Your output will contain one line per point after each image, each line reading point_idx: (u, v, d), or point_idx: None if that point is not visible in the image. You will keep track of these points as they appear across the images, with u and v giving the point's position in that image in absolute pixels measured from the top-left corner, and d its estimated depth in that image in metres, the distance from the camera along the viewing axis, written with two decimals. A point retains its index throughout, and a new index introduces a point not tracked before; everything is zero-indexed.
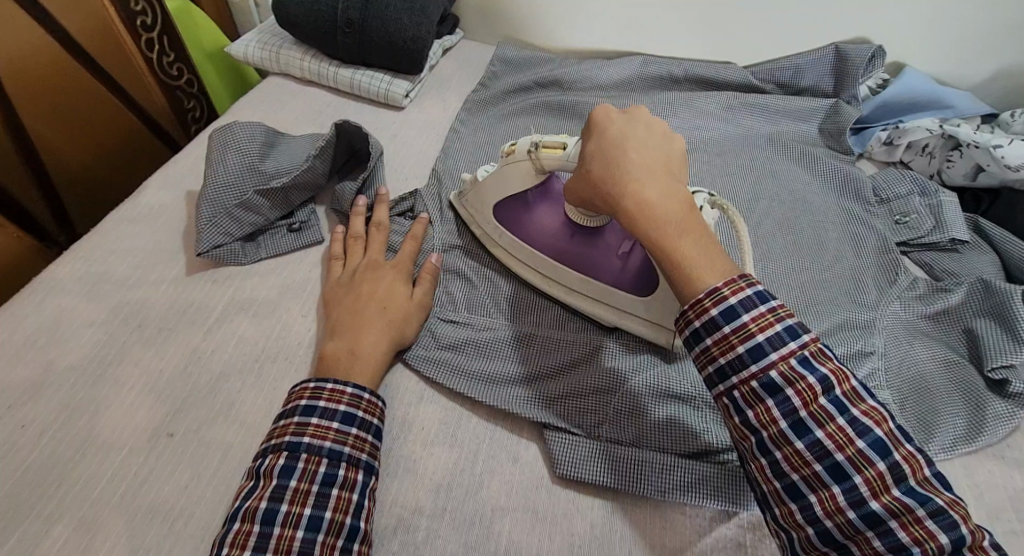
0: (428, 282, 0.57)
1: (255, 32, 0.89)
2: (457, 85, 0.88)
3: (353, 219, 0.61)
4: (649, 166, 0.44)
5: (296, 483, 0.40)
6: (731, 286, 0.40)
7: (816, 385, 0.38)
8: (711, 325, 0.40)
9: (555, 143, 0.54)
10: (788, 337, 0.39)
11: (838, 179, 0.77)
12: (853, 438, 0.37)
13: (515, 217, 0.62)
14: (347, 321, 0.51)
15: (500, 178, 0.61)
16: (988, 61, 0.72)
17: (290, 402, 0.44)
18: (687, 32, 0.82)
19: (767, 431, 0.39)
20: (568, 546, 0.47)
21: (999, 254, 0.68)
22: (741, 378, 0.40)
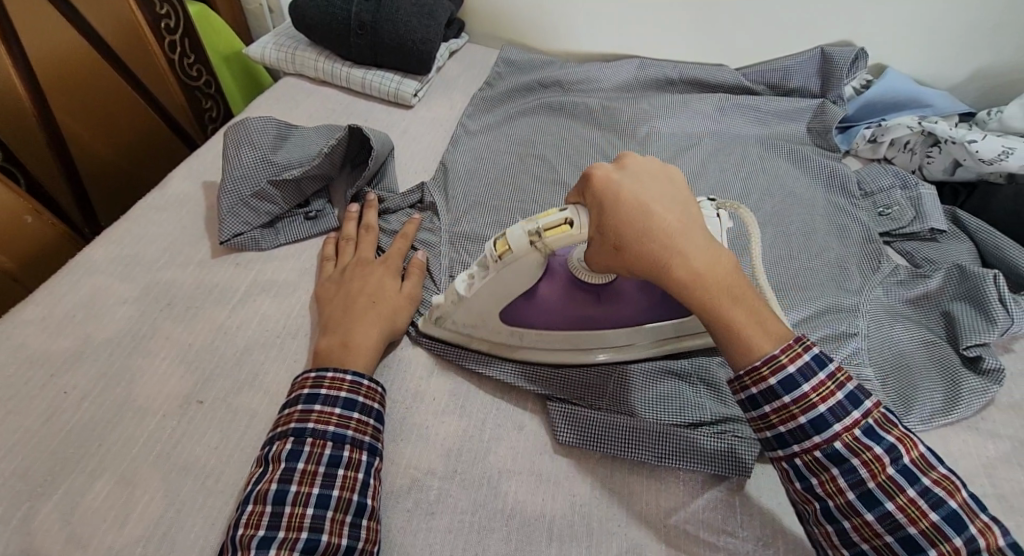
0: (417, 276, 0.61)
1: (271, 34, 0.98)
2: (464, 86, 0.97)
3: (345, 223, 0.66)
4: (681, 231, 0.43)
5: (304, 465, 0.44)
6: (788, 352, 0.41)
7: (884, 455, 0.40)
8: (768, 393, 0.42)
9: (556, 223, 0.46)
10: (850, 404, 0.41)
11: (826, 172, 0.82)
12: (925, 510, 0.39)
13: (526, 315, 0.54)
14: (341, 317, 0.55)
15: (498, 281, 0.51)
16: (955, 69, 0.86)
17: (294, 392, 0.48)
18: (680, 36, 0.95)
19: (834, 500, 0.41)
20: (573, 511, 0.48)
21: (976, 243, 0.70)
22: (803, 447, 0.42)
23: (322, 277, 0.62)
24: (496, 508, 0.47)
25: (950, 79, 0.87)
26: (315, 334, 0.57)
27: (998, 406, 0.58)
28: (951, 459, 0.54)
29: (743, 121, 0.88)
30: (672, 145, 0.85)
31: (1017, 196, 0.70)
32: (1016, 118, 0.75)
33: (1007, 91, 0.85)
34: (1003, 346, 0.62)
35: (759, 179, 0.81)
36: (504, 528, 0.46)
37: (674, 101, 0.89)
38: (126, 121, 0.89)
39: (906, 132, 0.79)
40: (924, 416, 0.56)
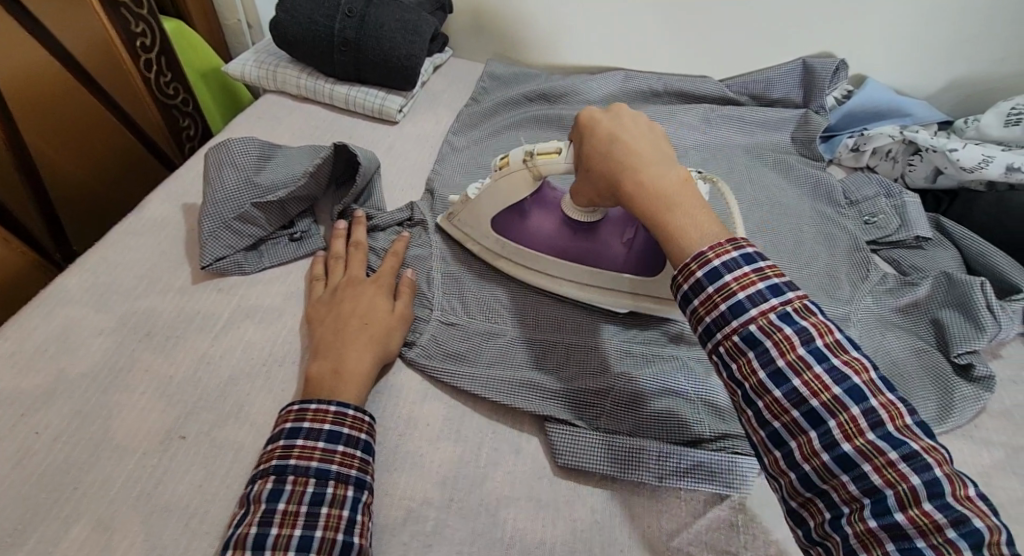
0: (409, 296, 0.60)
1: (251, 51, 0.96)
2: (449, 100, 0.97)
3: (334, 241, 0.64)
4: (638, 152, 0.44)
5: (284, 505, 0.42)
6: (717, 250, 0.38)
7: (795, 336, 0.35)
8: (696, 288, 0.38)
9: (549, 149, 0.55)
10: (770, 293, 0.37)
11: (812, 182, 0.82)
12: (829, 385, 0.34)
13: (514, 228, 0.63)
14: (333, 341, 0.53)
15: (495, 190, 0.61)
16: (933, 79, 0.87)
17: (277, 427, 0.47)
18: (664, 49, 0.96)
19: (748, 383, 0.36)
20: (574, 537, 0.46)
21: (960, 250, 0.71)
22: (723, 333, 0.37)
23: (313, 299, 0.60)
24: (495, 538, 0.46)
25: (928, 88, 0.88)
26: (302, 361, 0.55)
27: (991, 413, 0.57)
28: None
29: (728, 132, 0.89)
30: None
31: (998, 204, 0.70)
32: (993, 127, 0.76)
33: (983, 99, 0.87)
34: (992, 352, 0.62)
35: (747, 189, 0.81)
36: None
37: (660, 113, 0.89)
38: (101, 140, 0.87)
39: (888, 141, 0.80)
40: None
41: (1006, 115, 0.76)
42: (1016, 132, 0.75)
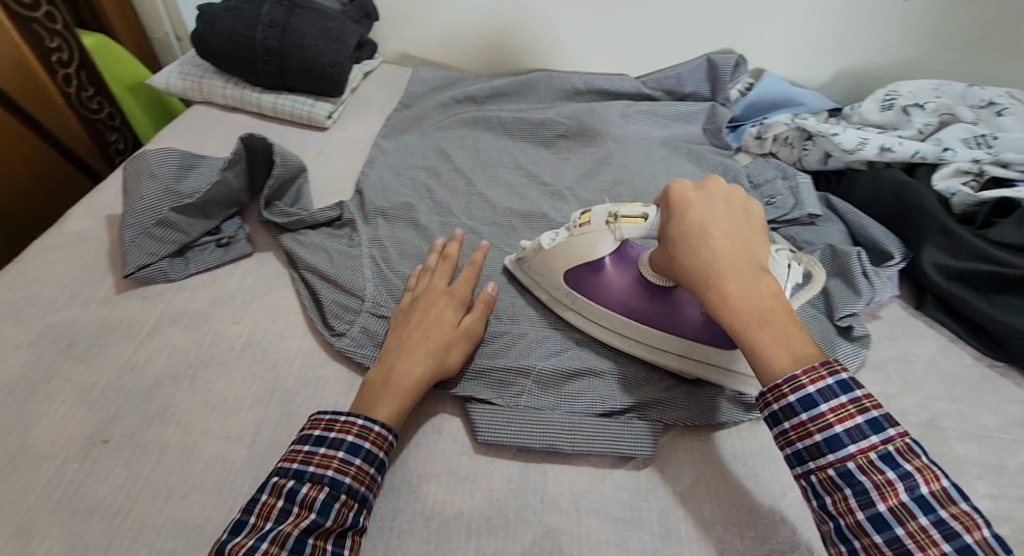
0: (481, 312, 0.60)
1: (176, 63, 0.96)
2: (379, 105, 0.99)
3: (429, 254, 0.66)
4: (729, 261, 0.46)
5: (330, 521, 0.43)
6: (810, 375, 0.42)
7: (897, 480, 0.38)
8: (788, 410, 0.42)
9: (635, 214, 0.54)
10: (870, 429, 0.40)
11: (722, 170, 0.88)
12: (938, 541, 0.36)
13: (585, 284, 0.60)
14: (393, 348, 0.55)
15: (571, 245, 0.59)
16: (824, 70, 0.95)
17: (338, 435, 0.47)
18: (582, 51, 1.02)
19: (844, 519, 0.39)
20: (490, 506, 0.50)
21: (847, 226, 0.77)
22: (818, 464, 0.41)
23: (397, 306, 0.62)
24: (417, 512, 0.49)
25: (820, 77, 0.96)
26: (227, 363, 0.57)
27: (868, 366, 0.63)
28: None
29: (645, 125, 0.94)
30: (581, 154, 0.90)
31: (874, 181, 0.77)
32: (872, 112, 0.83)
33: (870, 84, 0.95)
34: (872, 314, 0.69)
35: (662, 177, 0.86)
36: (423, 531, 0.48)
37: (580, 110, 0.94)
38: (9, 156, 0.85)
39: (783, 128, 0.87)
40: None
41: (882, 101, 0.83)
42: (890, 116, 0.82)
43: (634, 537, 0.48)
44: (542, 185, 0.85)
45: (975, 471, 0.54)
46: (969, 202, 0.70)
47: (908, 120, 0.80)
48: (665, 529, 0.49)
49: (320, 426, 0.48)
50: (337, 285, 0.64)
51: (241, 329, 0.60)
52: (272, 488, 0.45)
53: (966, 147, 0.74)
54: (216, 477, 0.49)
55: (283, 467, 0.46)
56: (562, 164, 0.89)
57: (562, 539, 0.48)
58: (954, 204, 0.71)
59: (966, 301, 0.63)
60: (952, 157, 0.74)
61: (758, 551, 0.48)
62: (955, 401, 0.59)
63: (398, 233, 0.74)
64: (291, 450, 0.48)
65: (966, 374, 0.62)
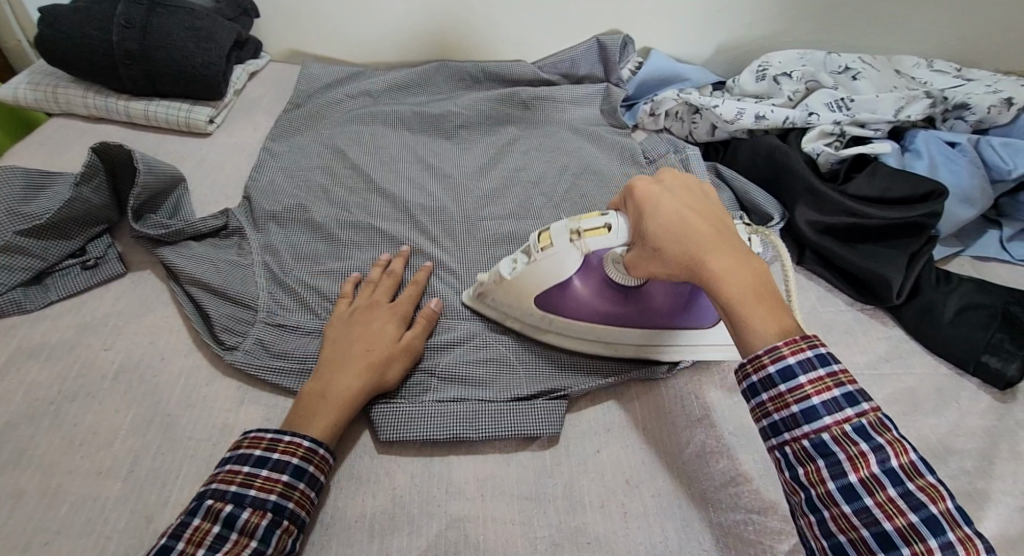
0: (422, 328, 0.58)
1: (25, 73, 0.87)
2: (268, 105, 0.95)
3: (372, 268, 0.65)
4: (710, 239, 0.43)
5: (272, 550, 0.42)
6: (791, 345, 0.39)
7: (870, 454, 0.37)
8: (767, 382, 0.40)
9: (596, 226, 0.50)
10: (846, 402, 0.39)
11: (618, 147, 0.89)
12: (904, 509, 0.36)
13: (562, 303, 0.56)
14: (328, 361, 0.53)
15: (537, 269, 0.54)
16: (708, 44, 0.99)
17: (284, 456, 0.45)
18: (476, 39, 1.01)
19: (815, 490, 0.38)
20: (393, 504, 0.49)
21: (733, 191, 0.79)
22: (793, 435, 0.40)
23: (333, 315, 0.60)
24: (316, 520, 0.48)
25: (702, 53, 1.00)
26: (96, 394, 0.52)
27: None
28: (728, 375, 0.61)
29: (543, 110, 0.94)
30: (482, 142, 0.90)
31: (753, 148, 0.80)
32: (749, 83, 0.87)
33: (749, 57, 1.00)
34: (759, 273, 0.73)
35: (561, 160, 0.86)
36: (323, 539, 0.47)
37: (478, 100, 0.93)
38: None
39: (672, 103, 0.90)
40: None
41: (756, 72, 0.87)
42: (764, 85, 0.86)
43: (539, 515, 0.48)
44: (442, 175, 0.83)
45: None
46: (833, 161, 0.75)
47: (779, 89, 0.85)
48: (569, 501, 0.49)
49: (261, 446, 0.46)
50: (222, 297, 0.61)
51: (112, 356, 0.56)
52: (207, 512, 0.42)
53: (829, 111, 0.79)
54: (86, 518, 0.45)
55: (218, 489, 0.43)
56: (463, 154, 0.88)
57: (467, 525, 0.48)
58: (820, 163, 0.76)
59: (837, 253, 0.68)
60: (817, 121, 0.79)
61: (659, 510, 0.49)
62: (832, 344, 0.64)
63: (293, 238, 0.71)
64: (226, 470, 0.45)
65: (839, 319, 0.67)
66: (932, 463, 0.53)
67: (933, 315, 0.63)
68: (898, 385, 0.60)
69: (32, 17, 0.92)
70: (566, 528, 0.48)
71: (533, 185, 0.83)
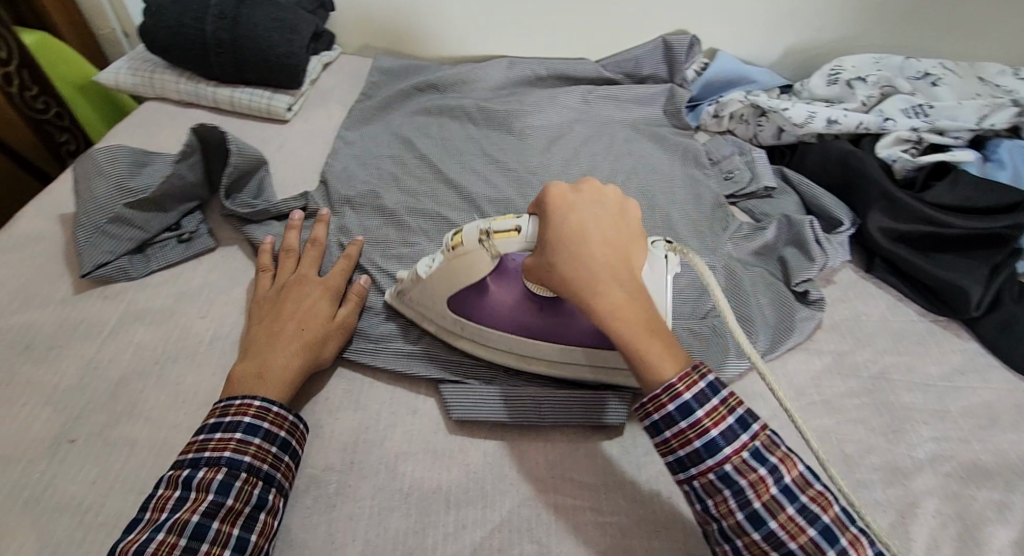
0: (354, 304, 0.60)
1: (124, 59, 0.93)
2: (341, 95, 0.99)
3: (290, 233, 0.66)
4: (610, 271, 0.45)
5: (232, 501, 0.43)
6: (686, 382, 0.42)
7: (767, 476, 0.41)
8: (669, 420, 0.42)
9: (507, 228, 0.48)
10: (740, 428, 0.42)
11: (682, 149, 0.89)
12: (804, 526, 0.40)
13: (475, 307, 0.55)
14: (261, 342, 0.54)
15: (448, 270, 0.52)
16: (776, 48, 0.98)
17: (234, 417, 0.47)
18: (541, 37, 1.03)
19: (727, 520, 0.41)
20: (467, 479, 0.51)
21: (799, 196, 0.80)
22: (700, 470, 0.42)
23: (259, 292, 0.62)
24: (395, 489, 0.50)
25: (770, 56, 0.99)
26: (196, 358, 0.56)
27: (825, 327, 0.66)
28: (794, 377, 0.61)
29: (606, 109, 0.95)
30: (545, 137, 0.91)
31: (823, 153, 0.80)
32: (820, 87, 0.86)
33: (819, 61, 0.98)
34: (826, 279, 0.72)
35: (624, 160, 0.87)
36: (403, 506, 0.49)
37: (542, 98, 0.95)
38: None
39: (738, 105, 0.89)
40: (775, 350, 0.62)
41: (828, 75, 0.86)
42: (836, 90, 0.85)
43: (608, 500, 0.50)
44: (507, 169, 0.85)
45: (920, 416, 0.57)
46: (908, 168, 0.74)
47: (852, 94, 0.84)
48: (637, 488, 0.51)
49: (214, 413, 0.48)
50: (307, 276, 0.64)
51: (208, 325, 0.60)
52: (168, 481, 0.45)
53: (905, 117, 0.78)
54: None
55: (177, 459, 0.46)
56: (526, 148, 0.90)
57: (540, 505, 0.49)
58: (895, 170, 0.75)
59: (910, 262, 0.67)
60: (893, 127, 0.78)
61: None
62: (904, 353, 0.63)
63: (368, 223, 0.74)
64: (187, 442, 0.47)
65: (911, 329, 0.66)
66: (1011, 479, 0.52)
67: (1013, 331, 0.62)
68: (974, 398, 0.59)
69: (134, 21, 1.02)
70: (636, 513, 0.49)
71: (597, 182, 0.84)
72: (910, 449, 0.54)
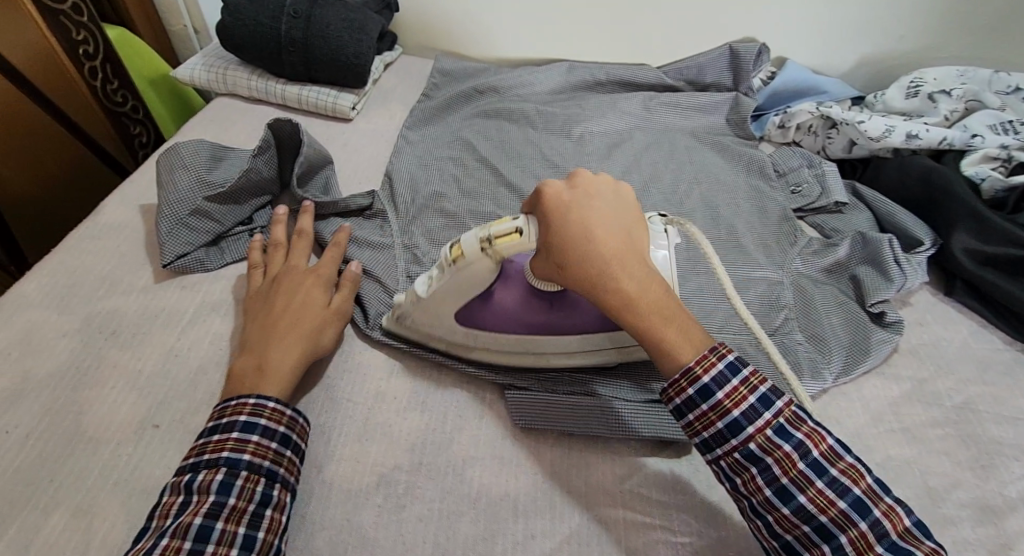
0: (347, 290, 0.60)
1: (199, 55, 0.96)
2: (402, 95, 0.99)
3: (275, 228, 0.65)
4: (622, 259, 0.45)
5: (234, 501, 0.43)
6: (703, 363, 0.43)
7: (793, 453, 0.41)
8: (690, 403, 0.43)
9: (508, 231, 0.48)
10: (762, 407, 0.42)
11: (746, 159, 0.87)
12: (833, 499, 0.40)
13: (481, 315, 0.55)
14: (259, 336, 0.54)
15: (451, 283, 0.52)
16: (849, 58, 0.95)
17: (230, 417, 0.47)
18: (603, 41, 1.02)
19: (755, 497, 0.42)
20: (535, 488, 0.50)
21: (873, 212, 0.77)
22: (724, 450, 0.43)
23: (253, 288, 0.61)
24: (464, 494, 0.50)
25: (842, 66, 0.96)
26: None
27: (903, 352, 0.63)
28: (871, 403, 0.58)
29: (668, 117, 0.94)
30: (605, 143, 0.90)
31: (901, 169, 0.77)
32: (897, 99, 0.83)
33: (894, 72, 0.95)
34: (902, 301, 0.69)
35: (688, 169, 0.85)
36: (471, 512, 0.48)
37: (603, 104, 0.94)
38: (19, 140, 0.86)
39: (807, 117, 0.86)
40: (850, 374, 0.60)
41: (907, 88, 0.83)
42: (916, 103, 0.82)
43: (679, 519, 0.49)
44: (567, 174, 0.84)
45: (1010, 451, 0.54)
46: (998, 188, 0.71)
47: (934, 107, 0.81)
48: (710, 509, 0.49)
49: (213, 415, 0.48)
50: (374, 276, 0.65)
51: None
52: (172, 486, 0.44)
53: (994, 133, 0.75)
54: None
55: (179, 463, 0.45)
56: (586, 154, 0.89)
57: (610, 519, 0.48)
58: (983, 190, 0.72)
59: (999, 287, 0.64)
60: (981, 144, 0.74)
61: None
62: (990, 384, 0.60)
63: (431, 224, 0.74)
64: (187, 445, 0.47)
65: (997, 358, 0.62)
66: None
67: None
68: None
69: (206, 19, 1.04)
70: (709, 535, 0.48)
71: (660, 191, 0.82)
72: (1001, 487, 0.52)
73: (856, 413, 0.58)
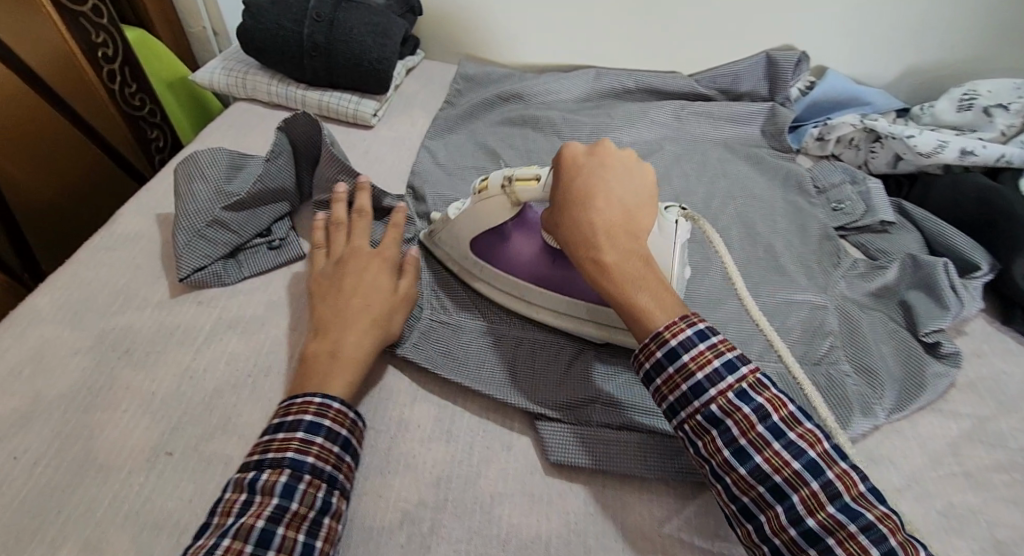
0: (412, 274, 0.59)
1: (219, 58, 0.94)
2: (424, 102, 0.97)
3: (335, 206, 0.62)
4: (611, 228, 0.47)
5: (296, 505, 0.41)
6: (672, 329, 0.43)
7: (752, 415, 0.41)
8: (658, 367, 0.43)
9: (528, 177, 0.53)
10: (726, 371, 0.42)
11: (784, 173, 0.83)
12: (788, 460, 0.39)
13: (495, 249, 0.60)
14: (332, 318, 0.52)
15: (473, 212, 0.58)
16: (892, 68, 0.90)
17: (296, 415, 0.45)
18: (632, 47, 0.98)
19: (715, 460, 0.41)
20: (568, 530, 0.47)
21: (923, 233, 0.73)
22: (688, 412, 0.42)
23: (315, 269, 0.59)
24: (492, 535, 0.46)
25: (885, 77, 0.92)
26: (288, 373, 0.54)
27: (961, 386, 0.59)
28: (929, 443, 0.54)
29: (700, 127, 0.90)
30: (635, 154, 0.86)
31: (954, 187, 0.73)
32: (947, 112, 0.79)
33: (940, 83, 0.90)
34: (957, 329, 0.65)
35: (723, 183, 0.81)
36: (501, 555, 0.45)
37: (633, 113, 0.90)
38: (37, 145, 0.85)
39: (850, 129, 0.82)
40: (906, 410, 0.56)
41: (959, 100, 0.79)
42: (969, 116, 0.78)
43: None
44: None
45: None
46: None
47: (989, 121, 0.76)
48: None
49: (278, 411, 0.46)
50: None
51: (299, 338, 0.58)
52: (234, 484, 0.42)
53: None
54: None
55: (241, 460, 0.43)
56: None
57: None
58: None
59: None
60: None
61: None
62: None
63: None
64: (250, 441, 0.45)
65: None
66: None
67: None
68: None
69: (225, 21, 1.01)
70: None
71: (695, 206, 0.78)
72: None
73: (912, 454, 0.54)
